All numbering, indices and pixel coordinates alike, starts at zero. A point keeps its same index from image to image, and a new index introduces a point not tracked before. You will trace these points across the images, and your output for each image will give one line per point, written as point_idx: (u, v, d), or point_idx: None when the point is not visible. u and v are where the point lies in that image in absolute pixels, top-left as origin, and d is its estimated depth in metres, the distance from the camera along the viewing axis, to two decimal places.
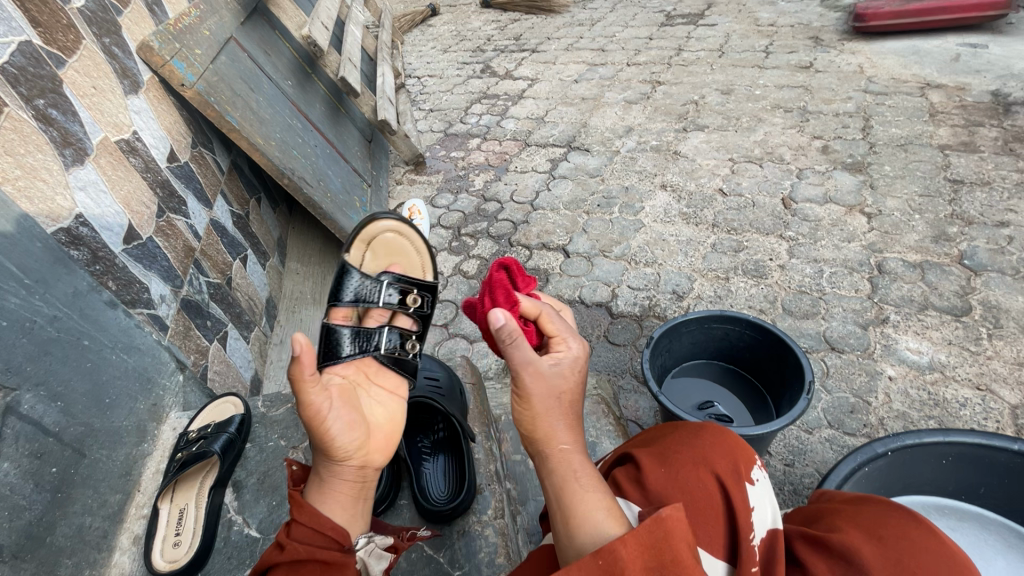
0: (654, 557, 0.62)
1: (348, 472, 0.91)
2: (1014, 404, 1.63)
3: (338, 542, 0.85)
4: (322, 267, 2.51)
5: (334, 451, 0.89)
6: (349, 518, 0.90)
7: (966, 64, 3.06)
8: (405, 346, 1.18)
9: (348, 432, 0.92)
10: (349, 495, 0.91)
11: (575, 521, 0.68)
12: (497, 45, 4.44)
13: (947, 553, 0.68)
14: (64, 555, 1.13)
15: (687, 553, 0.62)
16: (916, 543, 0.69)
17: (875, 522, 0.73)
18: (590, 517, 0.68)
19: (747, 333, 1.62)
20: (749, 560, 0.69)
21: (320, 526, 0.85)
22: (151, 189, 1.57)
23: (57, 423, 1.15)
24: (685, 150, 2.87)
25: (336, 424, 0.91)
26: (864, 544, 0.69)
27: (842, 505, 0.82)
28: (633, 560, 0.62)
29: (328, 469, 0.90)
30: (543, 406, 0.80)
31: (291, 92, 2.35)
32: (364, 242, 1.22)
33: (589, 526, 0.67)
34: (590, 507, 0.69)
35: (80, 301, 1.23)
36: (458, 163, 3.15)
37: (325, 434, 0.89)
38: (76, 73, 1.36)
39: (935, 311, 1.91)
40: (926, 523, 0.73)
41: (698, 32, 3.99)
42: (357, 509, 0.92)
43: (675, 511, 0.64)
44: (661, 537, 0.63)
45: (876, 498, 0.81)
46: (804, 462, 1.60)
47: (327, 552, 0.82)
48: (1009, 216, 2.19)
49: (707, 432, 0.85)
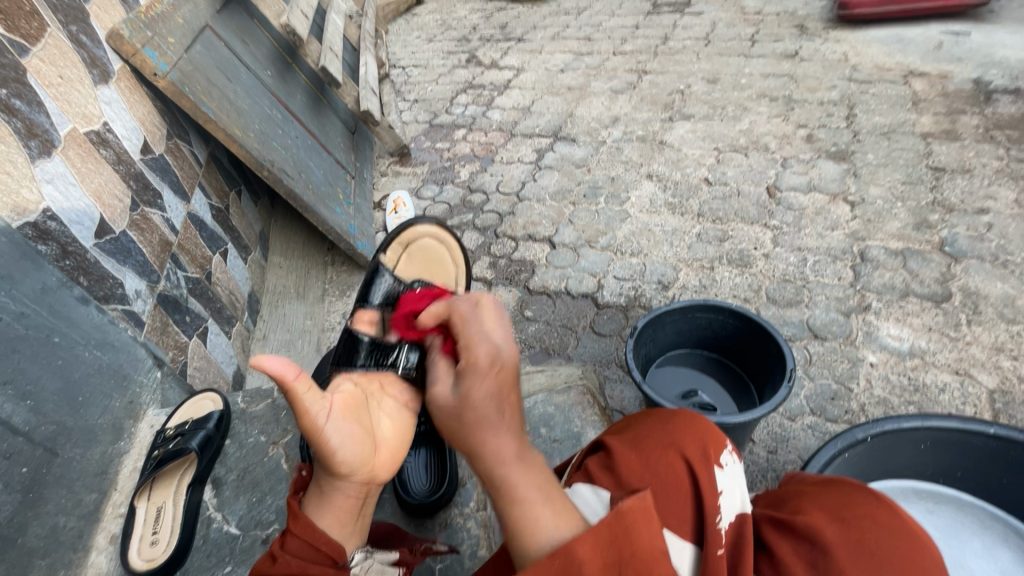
0: (613, 552, 0.58)
1: (347, 487, 0.83)
2: (992, 388, 1.66)
3: (332, 559, 0.77)
4: (304, 259, 2.46)
5: (337, 465, 0.82)
6: (349, 535, 0.83)
7: (949, 52, 3.07)
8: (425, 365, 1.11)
9: (349, 444, 0.84)
10: (348, 511, 0.84)
11: (521, 527, 0.61)
12: (483, 35, 4.39)
13: (909, 534, 0.69)
14: (37, 556, 1.11)
15: (649, 542, 0.60)
16: (879, 524, 0.69)
17: (840, 504, 0.74)
18: (533, 521, 0.60)
19: (731, 322, 1.62)
20: (715, 543, 0.69)
21: (313, 541, 0.77)
22: (124, 182, 1.53)
23: (26, 423, 1.13)
24: (671, 139, 2.86)
25: (336, 435, 0.83)
26: (828, 527, 0.70)
27: (810, 487, 0.82)
28: (591, 558, 0.57)
29: (326, 482, 0.83)
30: (462, 417, 0.71)
31: (270, 83, 2.30)
32: (401, 247, 1.43)
33: (533, 532, 0.60)
34: (531, 505, 0.62)
35: (49, 296, 1.21)
36: (443, 154, 3.12)
37: (324, 445, 0.82)
38: (40, 62, 1.32)
39: (916, 298, 1.93)
40: (890, 505, 0.73)
41: (684, 21, 3.97)
42: (357, 525, 0.85)
43: (636, 502, 0.63)
44: (621, 530, 0.60)
45: (844, 480, 0.82)
46: (787, 449, 1.62)
47: (319, 568, 0.74)
48: (989, 203, 2.21)
49: (678, 419, 0.85)
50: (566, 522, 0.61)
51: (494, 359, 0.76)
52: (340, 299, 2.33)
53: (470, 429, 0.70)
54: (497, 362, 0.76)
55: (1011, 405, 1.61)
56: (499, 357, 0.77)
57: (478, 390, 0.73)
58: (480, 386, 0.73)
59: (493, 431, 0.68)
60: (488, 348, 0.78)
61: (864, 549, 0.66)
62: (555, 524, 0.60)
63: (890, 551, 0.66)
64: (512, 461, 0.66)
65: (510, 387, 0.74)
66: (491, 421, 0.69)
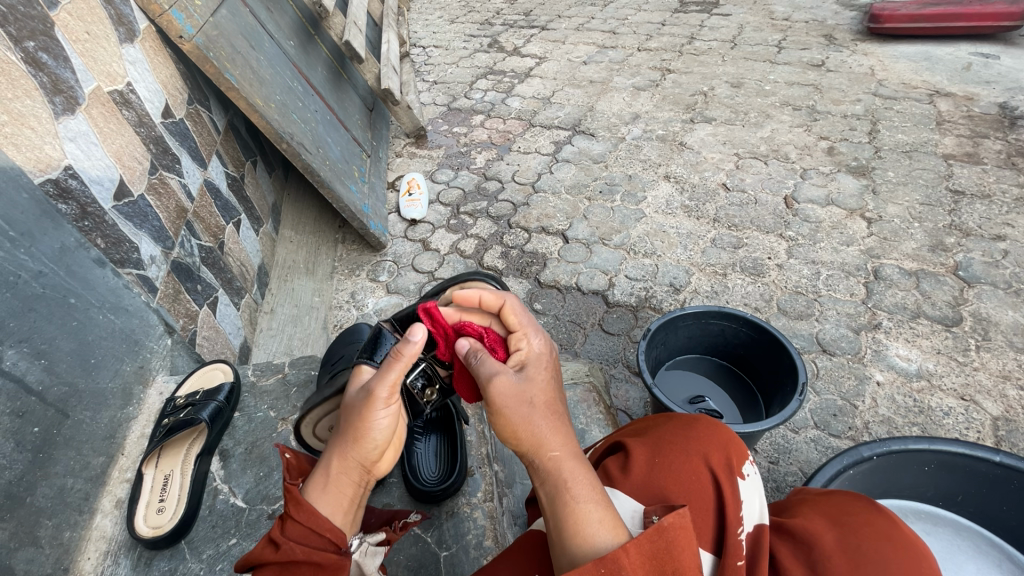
0: (657, 564, 0.62)
1: (356, 471, 0.79)
2: (996, 416, 1.66)
3: (336, 544, 0.75)
4: (315, 236, 2.45)
5: (365, 442, 0.79)
6: (349, 524, 0.79)
7: (977, 74, 3.04)
8: (424, 390, 1.06)
9: (387, 429, 0.80)
10: (351, 498, 0.79)
11: (573, 528, 0.64)
12: (506, 20, 4.34)
13: (902, 541, 0.71)
14: (44, 516, 1.11)
15: (690, 559, 0.63)
16: (876, 532, 0.72)
17: (838, 513, 0.76)
18: (591, 523, 0.64)
19: (743, 330, 1.61)
20: (735, 554, 0.70)
21: (316, 526, 0.74)
22: (144, 145, 1.51)
23: (40, 382, 1.13)
24: (691, 141, 2.84)
25: (381, 417, 0.79)
26: (826, 533, 0.73)
27: (812, 495, 0.85)
28: (637, 565, 0.61)
29: (344, 458, 0.79)
30: (528, 401, 0.74)
31: (293, 54, 2.26)
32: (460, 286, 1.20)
33: (586, 533, 0.63)
34: (586, 506, 0.65)
35: (66, 257, 1.20)
36: (460, 139, 3.10)
37: (367, 419, 0.79)
38: (68, 15, 1.30)
39: (927, 320, 1.93)
40: (891, 516, 0.76)
41: (712, 21, 3.93)
42: (355, 513, 0.80)
43: (676, 518, 0.65)
44: (664, 546, 0.63)
45: (850, 492, 0.85)
46: (789, 460, 1.62)
47: (321, 556, 0.72)
48: (1006, 230, 2.20)
49: (700, 425, 0.86)
50: (615, 531, 0.64)
51: (539, 354, 0.85)
52: (349, 278, 2.33)
53: (533, 410, 0.73)
54: (546, 355, 0.85)
55: (1014, 433, 1.62)
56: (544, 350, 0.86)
57: (538, 375, 0.79)
58: (537, 373, 0.80)
59: (553, 417, 0.73)
60: (541, 347, 0.86)
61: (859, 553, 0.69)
62: (609, 531, 0.64)
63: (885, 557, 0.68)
64: (573, 459, 0.69)
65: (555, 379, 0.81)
66: (552, 407, 0.75)
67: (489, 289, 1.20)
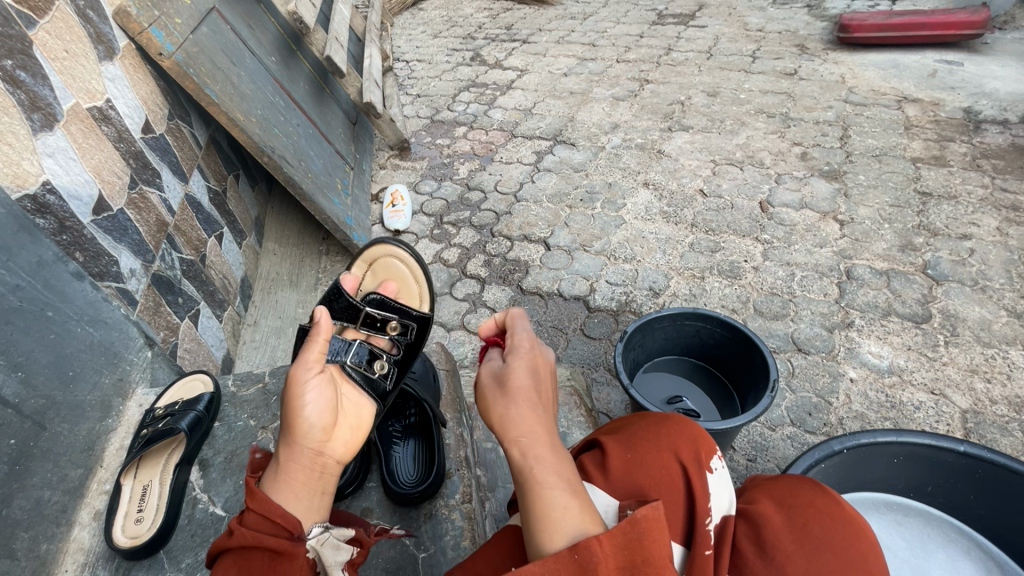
0: (627, 555, 0.64)
1: (305, 455, 0.82)
2: (964, 408, 1.70)
3: (288, 531, 0.75)
4: (298, 248, 2.47)
5: (299, 425, 0.84)
6: (307, 511, 0.79)
7: (943, 80, 3.14)
8: (372, 364, 1.10)
9: (318, 406, 0.86)
10: (306, 483, 0.80)
11: (542, 516, 0.67)
12: (488, 34, 4.41)
13: (843, 521, 0.78)
14: (20, 528, 1.11)
15: (661, 550, 0.65)
16: (820, 511, 0.78)
17: (789, 494, 0.82)
18: (555, 508, 0.67)
19: (718, 331, 1.65)
20: (702, 544, 0.73)
21: (270, 513, 0.76)
22: (124, 160, 1.53)
23: (16, 395, 1.13)
24: (669, 149, 2.90)
25: (311, 393, 0.87)
26: (775, 514, 0.78)
27: (764, 479, 0.92)
28: (606, 558, 0.63)
29: (288, 446, 0.82)
30: (502, 387, 0.83)
31: (274, 69, 2.29)
32: (368, 264, 1.41)
33: (554, 521, 0.66)
34: (552, 492, 0.69)
35: (44, 271, 1.22)
36: (443, 151, 3.14)
37: (296, 400, 0.85)
38: (47, 35, 1.32)
39: (898, 318, 1.98)
40: (835, 498, 0.82)
41: (688, 33, 4.02)
42: (320, 501, 0.81)
43: (650, 510, 0.67)
44: (636, 538, 0.65)
45: (792, 475, 0.92)
46: (766, 457, 1.65)
47: (271, 541, 0.73)
48: (972, 229, 2.26)
49: (670, 424, 0.89)
50: (586, 522, 0.67)
51: (534, 347, 0.90)
52: None
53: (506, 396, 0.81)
54: (536, 348, 0.90)
55: (982, 425, 1.66)
56: (539, 347, 0.91)
57: (518, 366, 0.85)
58: (517, 360, 0.87)
59: (525, 406, 0.79)
60: (531, 340, 0.92)
61: (806, 533, 0.75)
62: (577, 519, 0.67)
63: (829, 539, 0.75)
64: (543, 445, 0.75)
65: (541, 369, 0.87)
66: (525, 395, 0.81)
67: (394, 256, 1.39)
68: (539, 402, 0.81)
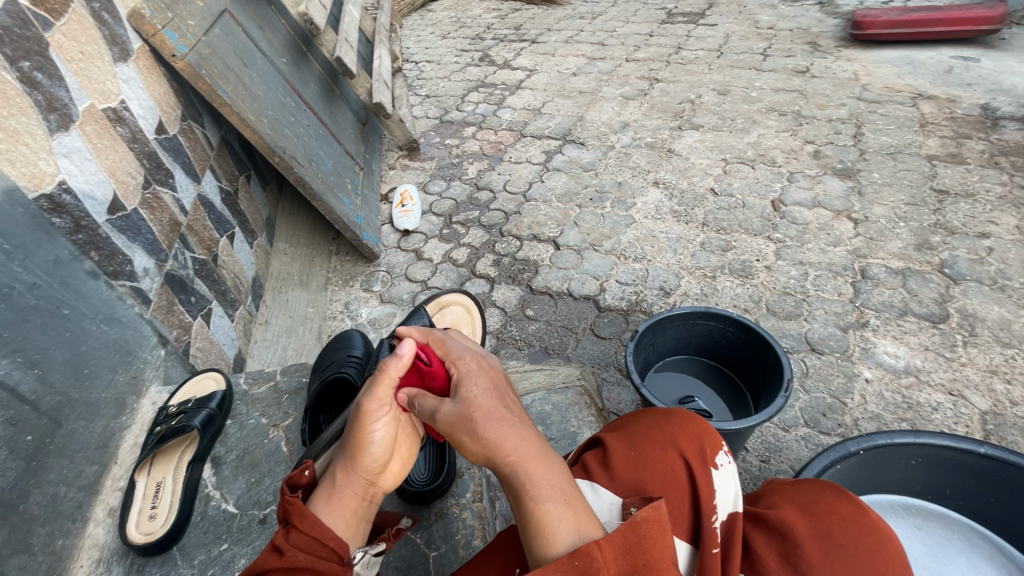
0: (630, 558, 0.64)
1: (358, 484, 0.81)
2: (983, 410, 1.67)
3: (337, 555, 0.75)
4: (309, 249, 2.48)
5: (362, 455, 0.82)
6: (354, 534, 0.79)
7: (959, 77, 3.09)
8: None
9: (382, 440, 0.83)
10: (357, 511, 0.80)
11: (541, 530, 0.66)
12: (497, 34, 4.42)
13: (875, 535, 0.75)
14: (37, 524, 1.12)
15: (662, 551, 0.65)
16: (845, 518, 0.76)
17: (811, 500, 0.81)
18: (552, 521, 0.67)
19: (731, 330, 1.63)
20: (710, 542, 0.72)
21: (321, 535, 0.75)
22: (138, 161, 1.55)
23: (33, 391, 1.15)
24: (679, 148, 2.88)
25: (377, 429, 0.83)
26: (799, 520, 0.77)
27: (785, 484, 0.90)
28: (609, 562, 0.63)
29: (345, 472, 0.81)
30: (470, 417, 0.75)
31: (285, 70, 2.31)
32: None
33: (552, 532, 0.66)
34: (547, 505, 0.68)
35: (60, 269, 1.23)
36: (452, 151, 3.14)
37: (363, 432, 0.82)
38: (63, 36, 1.34)
39: (914, 317, 1.95)
40: (861, 507, 0.80)
41: (698, 31, 4.00)
42: (363, 526, 0.81)
43: (650, 512, 0.67)
44: (636, 540, 0.65)
45: (816, 480, 0.90)
46: (780, 458, 1.63)
47: (324, 565, 0.72)
48: (990, 228, 2.22)
49: (679, 417, 0.89)
50: (586, 527, 0.67)
51: (483, 362, 0.85)
52: (343, 289, 2.36)
53: (478, 423, 0.74)
54: (485, 364, 0.85)
55: (1003, 427, 1.63)
56: (486, 361, 0.86)
57: (477, 388, 0.79)
58: (475, 386, 0.80)
59: (505, 426, 0.74)
60: (473, 355, 0.86)
61: (830, 541, 0.73)
62: (574, 526, 0.66)
63: (857, 550, 0.73)
64: (531, 459, 0.71)
65: (501, 385, 0.82)
66: (498, 413, 0.76)
67: None
68: (516, 419, 0.76)
